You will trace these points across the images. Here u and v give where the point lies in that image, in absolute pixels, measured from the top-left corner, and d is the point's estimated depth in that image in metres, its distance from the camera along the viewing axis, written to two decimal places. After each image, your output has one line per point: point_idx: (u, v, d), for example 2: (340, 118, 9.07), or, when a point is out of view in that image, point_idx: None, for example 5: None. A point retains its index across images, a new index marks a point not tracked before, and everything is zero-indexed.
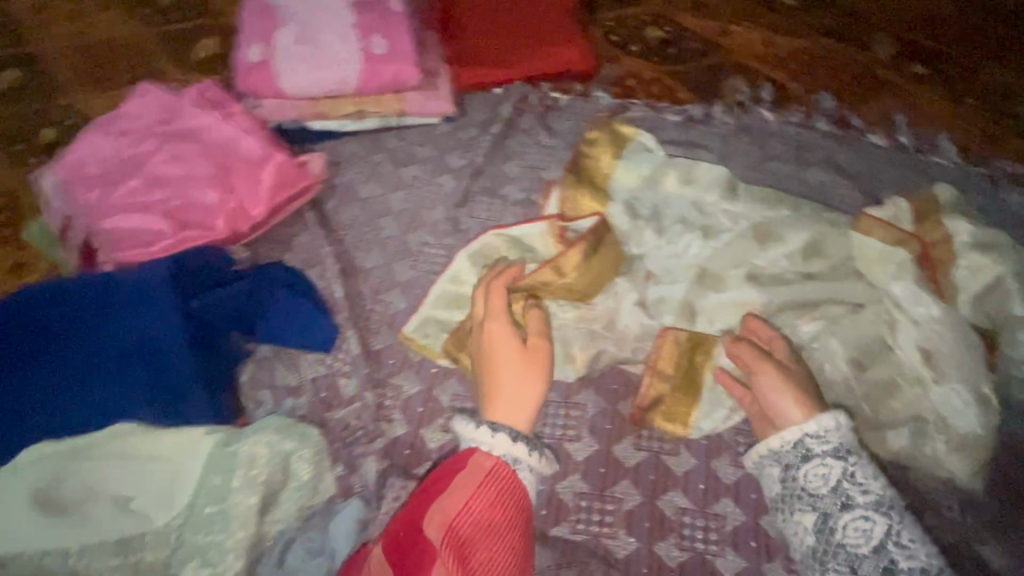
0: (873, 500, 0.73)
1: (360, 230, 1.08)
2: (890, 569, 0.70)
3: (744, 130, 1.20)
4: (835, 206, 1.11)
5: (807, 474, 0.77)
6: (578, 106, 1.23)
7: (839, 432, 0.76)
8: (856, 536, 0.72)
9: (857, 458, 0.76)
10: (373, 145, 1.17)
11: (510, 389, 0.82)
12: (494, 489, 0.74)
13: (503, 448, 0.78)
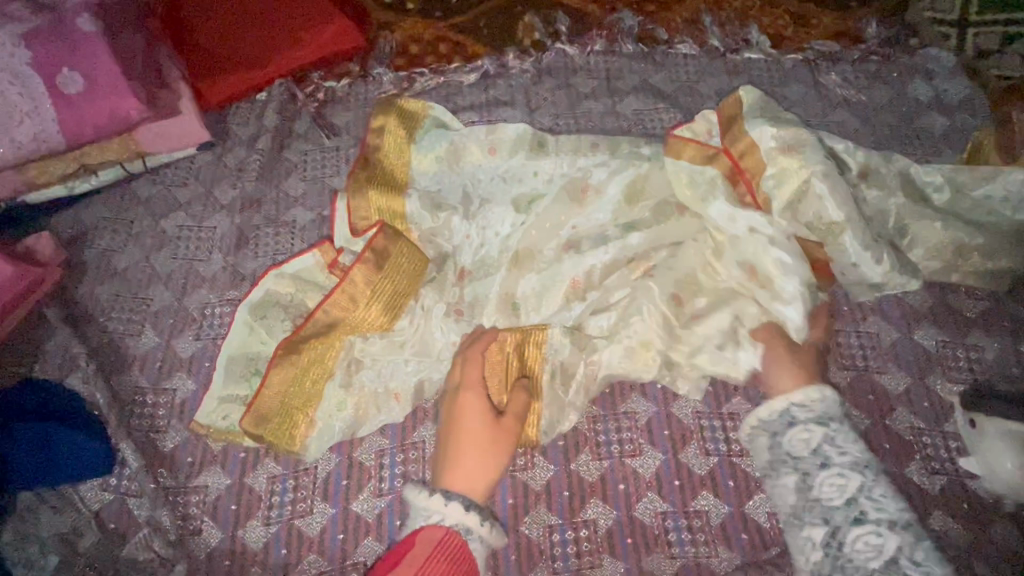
0: (851, 461, 0.63)
1: (125, 312, 0.89)
2: (857, 519, 0.60)
3: (547, 73, 1.06)
4: (657, 133, 1.00)
5: (790, 442, 0.65)
6: (358, 90, 1.06)
7: (825, 401, 0.66)
8: (830, 488, 0.62)
9: (839, 424, 0.65)
10: (125, 206, 0.97)
11: (465, 458, 0.68)
12: (456, 557, 0.60)
13: (457, 516, 0.62)
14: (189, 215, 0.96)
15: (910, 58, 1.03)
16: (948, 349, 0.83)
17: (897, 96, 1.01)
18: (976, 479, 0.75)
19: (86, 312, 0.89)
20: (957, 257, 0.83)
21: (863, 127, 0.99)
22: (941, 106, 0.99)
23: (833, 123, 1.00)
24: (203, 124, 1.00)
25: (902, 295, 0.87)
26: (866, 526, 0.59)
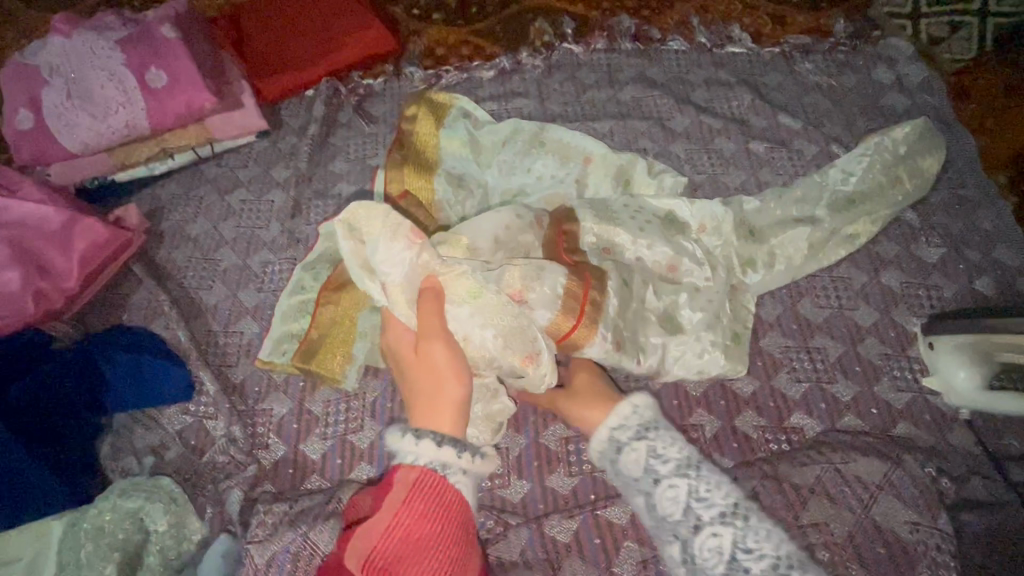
0: (673, 466, 0.65)
1: (197, 271, 1.04)
2: (697, 527, 0.62)
3: (556, 69, 1.23)
4: (653, 116, 1.15)
5: (625, 464, 0.68)
6: (392, 86, 1.23)
7: (637, 413, 0.70)
8: (668, 503, 0.64)
9: (661, 432, 0.68)
10: (194, 183, 1.13)
11: (421, 394, 0.66)
12: (433, 495, 0.59)
13: (429, 454, 0.61)
14: (249, 191, 1.12)
15: (874, 48, 1.18)
16: (911, 289, 0.95)
17: (864, 80, 1.15)
18: (937, 395, 0.86)
19: (167, 270, 1.04)
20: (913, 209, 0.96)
21: (835, 106, 1.13)
22: (902, 86, 1.13)
23: (808, 105, 1.14)
24: (261, 116, 1.16)
25: (870, 245, 0.99)
26: (705, 530, 0.62)
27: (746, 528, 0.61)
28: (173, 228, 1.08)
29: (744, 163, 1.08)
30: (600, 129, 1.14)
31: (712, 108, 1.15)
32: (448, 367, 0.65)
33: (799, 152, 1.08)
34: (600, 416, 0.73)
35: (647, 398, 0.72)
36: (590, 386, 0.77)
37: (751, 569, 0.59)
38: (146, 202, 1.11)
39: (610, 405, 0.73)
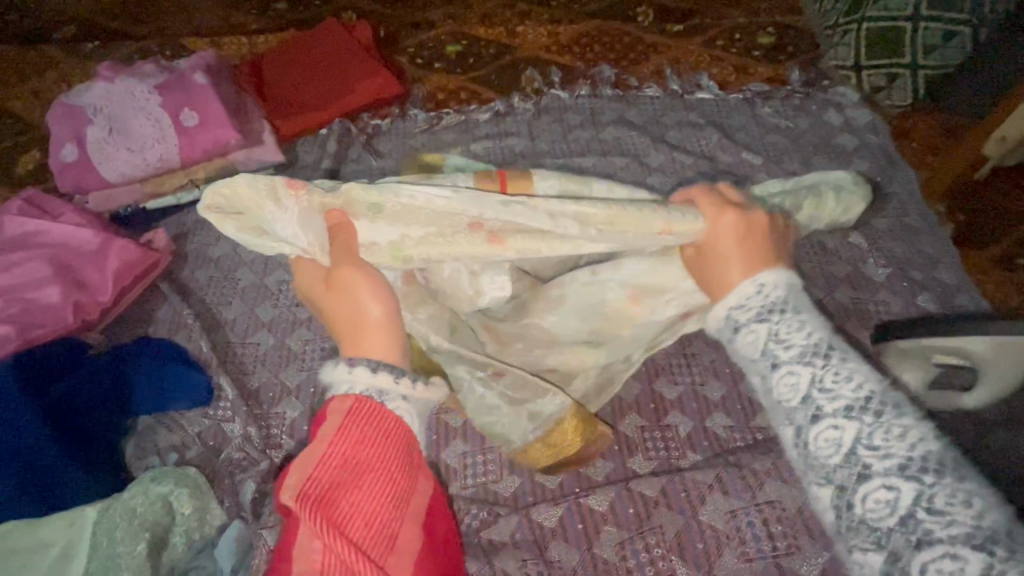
0: (797, 352, 0.56)
1: (218, 288, 1.14)
2: (815, 416, 0.53)
3: (545, 112, 1.37)
4: (631, 153, 1.29)
5: (741, 341, 0.60)
6: (398, 126, 1.37)
7: (764, 293, 0.61)
8: (786, 388, 0.56)
9: (788, 314, 0.59)
10: None
11: (352, 329, 0.68)
12: (366, 421, 0.59)
13: (365, 381, 0.62)
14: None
15: (824, 95, 1.33)
16: (862, 304, 1.06)
17: (817, 123, 1.30)
18: None
19: (190, 287, 1.14)
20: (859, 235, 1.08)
21: (791, 145, 1.27)
22: (850, 129, 1.28)
23: (768, 143, 1.28)
24: (279, 152, 1.28)
25: (825, 265, 1.11)
26: (824, 421, 0.53)
27: (877, 424, 0.51)
28: (196, 249, 1.19)
29: None
30: (584, 163, 1.27)
31: (684, 146, 1.29)
32: (382, 319, 0.67)
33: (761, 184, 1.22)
34: (723, 292, 0.65)
35: (776, 275, 0.62)
36: (729, 245, 0.67)
37: (873, 467, 0.49)
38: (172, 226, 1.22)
39: (752, 273, 0.63)
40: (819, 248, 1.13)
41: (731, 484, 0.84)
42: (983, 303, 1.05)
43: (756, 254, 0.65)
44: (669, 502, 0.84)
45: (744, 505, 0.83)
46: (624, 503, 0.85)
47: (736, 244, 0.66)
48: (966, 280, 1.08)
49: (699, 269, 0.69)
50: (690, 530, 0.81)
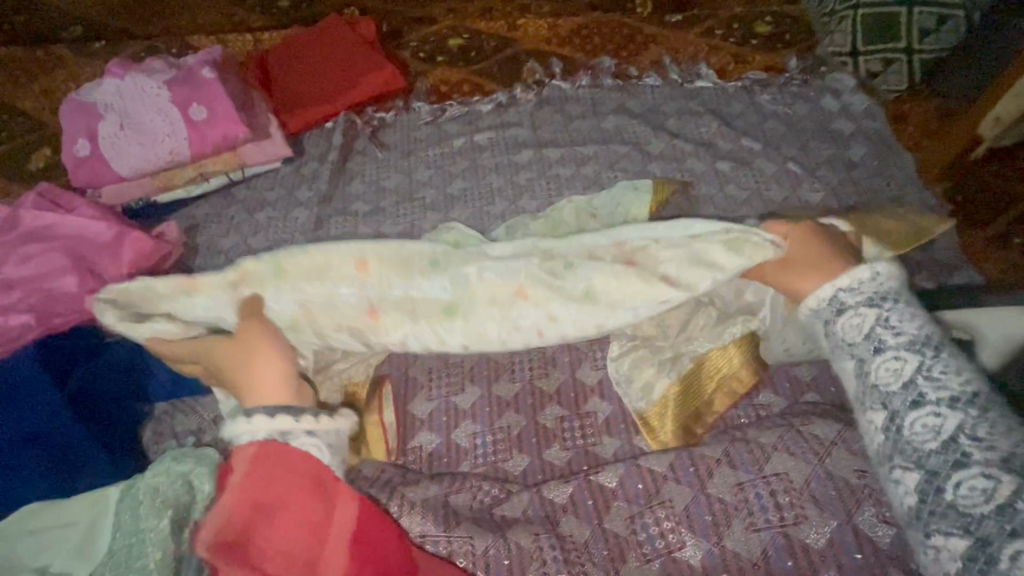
0: (907, 339, 0.62)
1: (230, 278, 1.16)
2: (915, 403, 0.60)
3: (547, 102, 1.40)
4: (632, 141, 1.31)
5: (843, 325, 0.66)
6: (402, 119, 1.39)
7: (877, 282, 0.67)
8: (886, 373, 0.62)
9: (900, 305, 0.65)
10: (226, 203, 1.27)
11: (239, 373, 0.72)
12: (267, 470, 0.64)
13: (264, 427, 0.66)
14: (276, 209, 1.26)
15: (822, 82, 1.36)
16: None
17: (814, 109, 1.32)
18: None
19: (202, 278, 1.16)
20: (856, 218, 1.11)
21: (789, 131, 1.30)
22: (848, 114, 1.31)
23: (767, 130, 1.30)
24: (287, 145, 1.32)
25: None
26: (925, 409, 0.59)
27: (937, 358, 0.61)
28: (208, 242, 1.22)
29: (712, 179, 1.23)
30: (586, 152, 1.29)
31: (684, 134, 1.32)
32: (276, 371, 0.71)
33: (760, 169, 1.24)
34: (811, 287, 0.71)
35: (893, 269, 0.68)
36: (804, 252, 0.73)
37: (975, 455, 0.55)
38: (184, 219, 1.24)
39: (838, 271, 0.70)
40: None
41: (738, 458, 0.81)
42: (978, 281, 1.08)
43: (833, 265, 0.71)
44: (676, 475, 0.82)
45: (752, 478, 0.79)
46: (633, 479, 0.84)
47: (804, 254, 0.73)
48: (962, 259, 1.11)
49: (772, 271, 0.76)
50: (697, 502, 0.80)
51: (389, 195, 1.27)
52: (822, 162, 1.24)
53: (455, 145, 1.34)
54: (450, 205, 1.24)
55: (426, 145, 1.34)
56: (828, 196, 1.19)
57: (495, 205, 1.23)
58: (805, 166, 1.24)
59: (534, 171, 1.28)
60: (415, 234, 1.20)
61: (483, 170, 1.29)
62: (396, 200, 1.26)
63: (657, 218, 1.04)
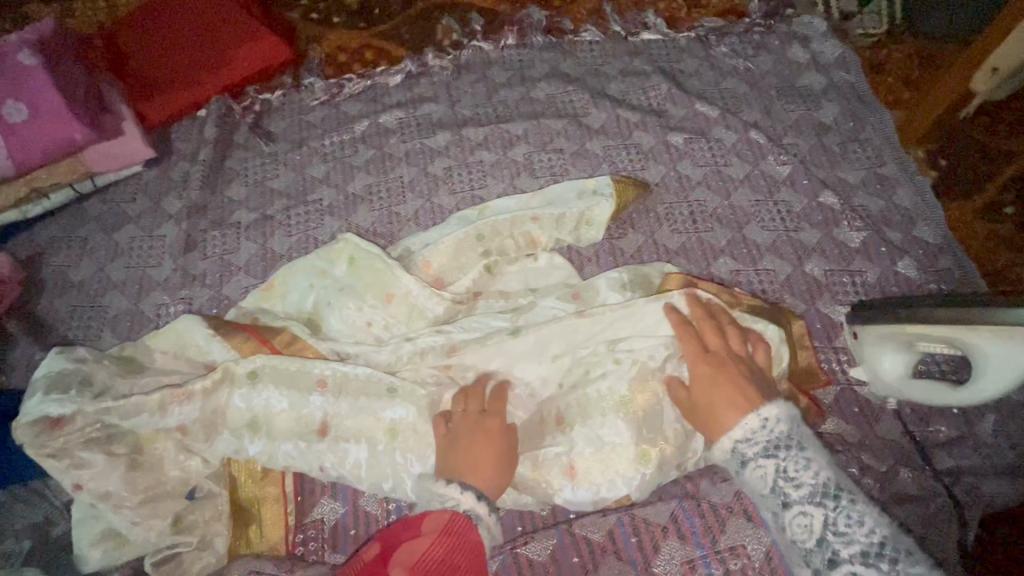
0: (808, 493, 0.59)
1: (83, 319, 0.95)
2: (832, 562, 0.56)
3: (466, 69, 1.16)
4: (568, 113, 1.10)
5: (748, 478, 0.62)
6: (292, 100, 1.15)
7: (768, 427, 0.62)
8: (800, 530, 0.59)
9: (794, 452, 0.61)
10: (77, 223, 1.04)
11: (477, 456, 0.67)
12: (459, 539, 0.60)
13: (469, 502, 0.63)
14: (139, 226, 1.03)
15: (787, 27, 1.15)
16: (835, 276, 0.93)
17: (779, 61, 1.12)
18: (865, 385, 0.83)
19: (48, 321, 0.95)
20: (820, 214, 0.98)
21: (751, 90, 1.10)
22: (818, 66, 1.11)
23: (725, 90, 1.10)
24: (148, 144, 1.07)
25: (792, 233, 0.97)
26: (841, 568, 0.56)
27: (839, 510, 0.58)
28: (54, 273, 0.99)
29: (663, 156, 1.04)
30: (513, 130, 1.08)
31: (629, 100, 1.11)
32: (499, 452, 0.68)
33: (718, 141, 1.05)
34: (721, 428, 0.64)
35: (779, 407, 0.63)
36: (710, 393, 0.66)
37: None
38: (27, 247, 1.02)
39: (740, 414, 0.64)
40: (783, 212, 0.98)
41: (687, 524, 0.70)
42: (968, 263, 0.93)
43: (734, 394, 0.65)
44: (618, 548, 0.70)
45: (704, 554, 0.68)
46: (569, 550, 0.70)
47: (715, 383, 0.67)
48: (949, 237, 0.95)
49: (687, 410, 0.69)
50: None
51: (278, 198, 1.04)
52: (789, 127, 1.06)
53: (357, 130, 1.10)
54: (352, 207, 1.02)
55: (322, 131, 1.11)
56: (795, 171, 1.02)
57: (406, 204, 1.02)
58: (769, 132, 1.06)
59: (452, 157, 1.06)
60: (310, 248, 0.99)
61: (391, 160, 1.07)
62: (286, 204, 1.03)
63: (594, 234, 0.93)
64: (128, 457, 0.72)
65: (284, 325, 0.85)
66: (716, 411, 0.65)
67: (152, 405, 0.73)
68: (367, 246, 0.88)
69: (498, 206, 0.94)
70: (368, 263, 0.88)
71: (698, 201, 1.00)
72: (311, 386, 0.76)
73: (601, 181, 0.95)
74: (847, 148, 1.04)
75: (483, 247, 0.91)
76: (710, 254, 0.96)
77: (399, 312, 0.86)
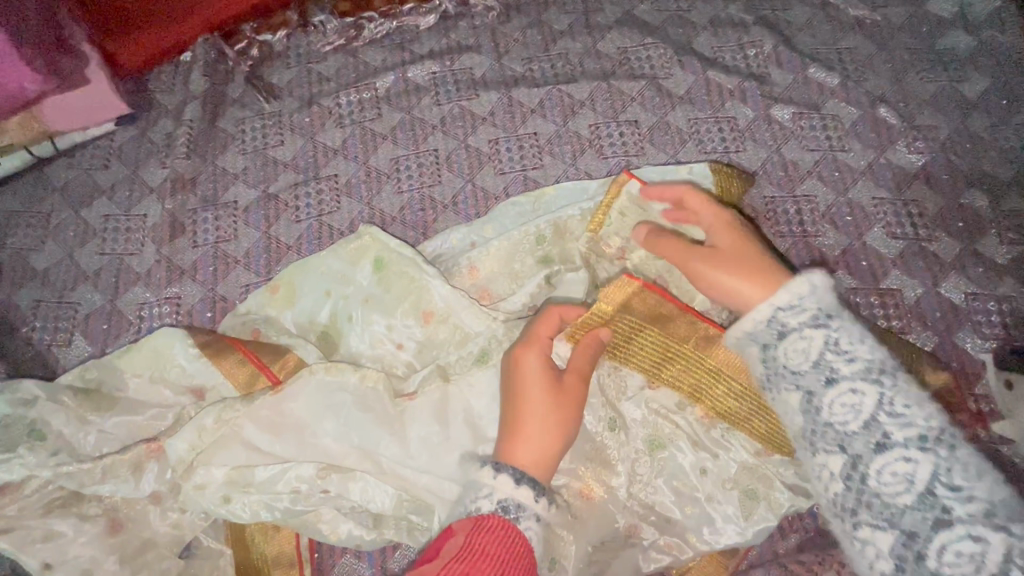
0: (916, 434, 0.45)
1: (52, 317, 0.78)
2: (941, 522, 0.43)
3: (516, 11, 0.93)
4: (644, 73, 0.87)
5: (831, 406, 0.48)
6: (298, 44, 0.92)
7: (816, 296, 0.50)
8: (893, 479, 0.45)
9: (898, 384, 0.48)
10: (37, 194, 0.84)
11: (528, 418, 0.55)
12: (468, 548, 0.47)
13: (506, 492, 0.50)
14: (113, 201, 0.84)
15: None
16: (978, 302, 0.74)
17: (915, 15, 0.89)
18: (1011, 444, 0.68)
19: (8, 320, 0.78)
20: (960, 218, 0.78)
21: (878, 52, 0.87)
22: (965, 23, 0.88)
23: (845, 51, 0.87)
24: (119, 96, 0.86)
25: (925, 243, 0.77)
26: (955, 530, 0.43)
27: (953, 459, 0.45)
28: (13, 258, 0.81)
29: (763, 136, 0.83)
30: (576, 94, 0.86)
31: (722, 60, 0.88)
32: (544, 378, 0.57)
33: (834, 118, 0.83)
34: (740, 285, 0.55)
35: (829, 278, 0.50)
36: (729, 244, 0.58)
37: None
38: None
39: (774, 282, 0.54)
40: (915, 216, 0.79)
41: None
42: None
43: (757, 262, 0.56)
44: None
45: None
46: None
47: (724, 245, 0.58)
48: None
49: (698, 255, 0.59)
50: None
51: (284, 171, 0.84)
52: (925, 103, 0.84)
53: (380, 86, 0.88)
54: (376, 187, 0.83)
55: (336, 86, 0.89)
56: (931, 162, 0.81)
57: (443, 186, 0.82)
58: (901, 109, 0.84)
59: (499, 127, 0.85)
60: (325, 238, 0.80)
61: (423, 127, 0.86)
62: (294, 180, 0.83)
63: None
64: (106, 517, 0.57)
65: (292, 343, 0.67)
66: (737, 268, 0.56)
67: (125, 468, 0.57)
68: (398, 246, 0.70)
69: (561, 199, 0.77)
70: (401, 267, 0.70)
71: (807, 195, 0.80)
72: (334, 428, 0.61)
73: (696, 171, 0.77)
74: (997, 133, 0.82)
75: (544, 251, 0.73)
76: (821, 266, 0.77)
77: (439, 337, 0.68)
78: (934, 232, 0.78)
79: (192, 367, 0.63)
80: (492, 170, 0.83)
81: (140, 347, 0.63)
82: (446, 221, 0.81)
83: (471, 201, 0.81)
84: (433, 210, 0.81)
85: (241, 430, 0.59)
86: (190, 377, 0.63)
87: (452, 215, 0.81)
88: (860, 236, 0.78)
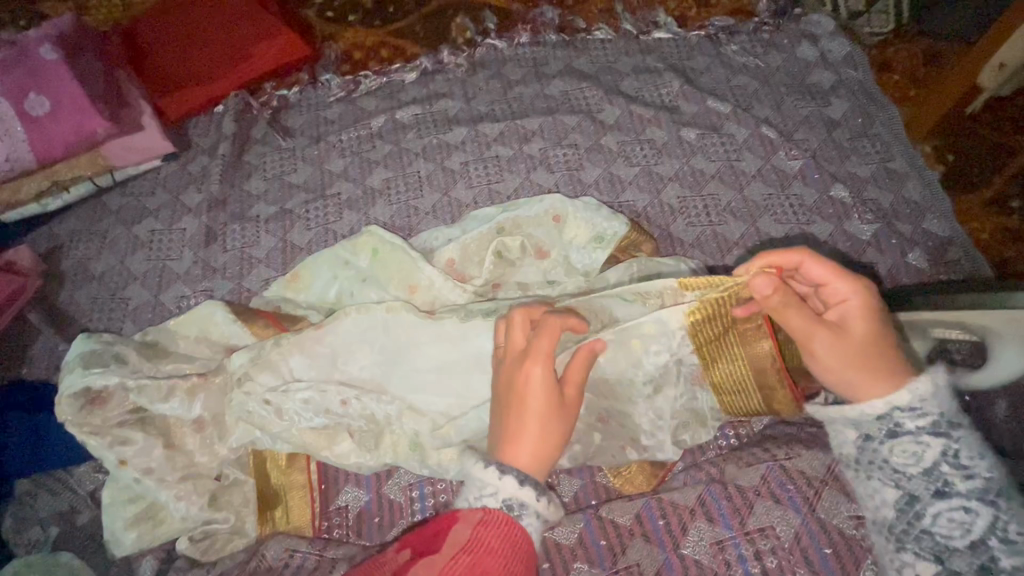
0: (977, 487, 0.55)
1: (108, 309, 0.95)
2: (985, 568, 0.52)
3: (481, 67, 1.18)
4: (582, 109, 1.12)
5: (892, 452, 0.58)
6: (308, 96, 1.17)
7: (935, 402, 0.58)
8: (950, 524, 0.55)
9: (965, 441, 0.57)
10: (97, 216, 1.04)
11: (528, 431, 0.60)
12: (478, 535, 0.55)
13: (510, 490, 0.57)
14: (159, 219, 1.04)
15: (796, 26, 1.19)
16: (848, 268, 0.94)
17: (788, 59, 1.15)
18: None
19: (72, 313, 0.95)
20: (831, 206, 1.00)
21: (762, 87, 1.12)
22: (827, 64, 1.14)
23: (736, 87, 1.12)
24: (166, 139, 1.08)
25: (804, 226, 0.98)
26: None
27: (1009, 513, 0.54)
28: (76, 265, 1.00)
29: (676, 152, 1.06)
30: (529, 126, 1.10)
31: (642, 97, 1.12)
32: (544, 388, 0.61)
33: (729, 136, 1.07)
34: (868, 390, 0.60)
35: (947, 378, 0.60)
36: (864, 338, 0.61)
37: None
38: (47, 240, 1.02)
39: (899, 381, 0.60)
40: (796, 205, 1.00)
41: (716, 507, 0.70)
42: (975, 254, 0.95)
43: (885, 358, 0.60)
44: (646, 530, 0.70)
45: (734, 534, 0.68)
46: (597, 534, 0.72)
47: (860, 339, 0.61)
48: (957, 229, 0.97)
49: (820, 339, 0.60)
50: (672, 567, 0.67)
51: (297, 192, 1.05)
52: (799, 123, 1.08)
53: (374, 125, 1.12)
54: (370, 201, 1.04)
55: (339, 126, 1.12)
56: (807, 165, 1.04)
57: (424, 198, 1.03)
58: (780, 128, 1.08)
59: (468, 152, 1.08)
60: (331, 241, 1.00)
61: (408, 154, 1.08)
62: (305, 198, 1.04)
63: None
64: (162, 438, 0.72)
65: (306, 316, 0.85)
66: (871, 373, 0.60)
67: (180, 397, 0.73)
68: (390, 238, 0.89)
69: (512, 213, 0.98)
70: (391, 254, 0.89)
71: (710, 194, 1.02)
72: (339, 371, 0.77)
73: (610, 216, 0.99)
74: (856, 143, 1.06)
75: None
76: (724, 246, 0.98)
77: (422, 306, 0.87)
78: (812, 217, 0.99)
79: (227, 329, 0.82)
80: (463, 184, 1.05)
81: (190, 315, 0.82)
82: (427, 224, 1.01)
83: (447, 208, 1.02)
84: (417, 216, 1.02)
85: (277, 364, 0.76)
86: (226, 337, 0.82)
87: (432, 220, 1.02)
88: (754, 222, 0.99)
